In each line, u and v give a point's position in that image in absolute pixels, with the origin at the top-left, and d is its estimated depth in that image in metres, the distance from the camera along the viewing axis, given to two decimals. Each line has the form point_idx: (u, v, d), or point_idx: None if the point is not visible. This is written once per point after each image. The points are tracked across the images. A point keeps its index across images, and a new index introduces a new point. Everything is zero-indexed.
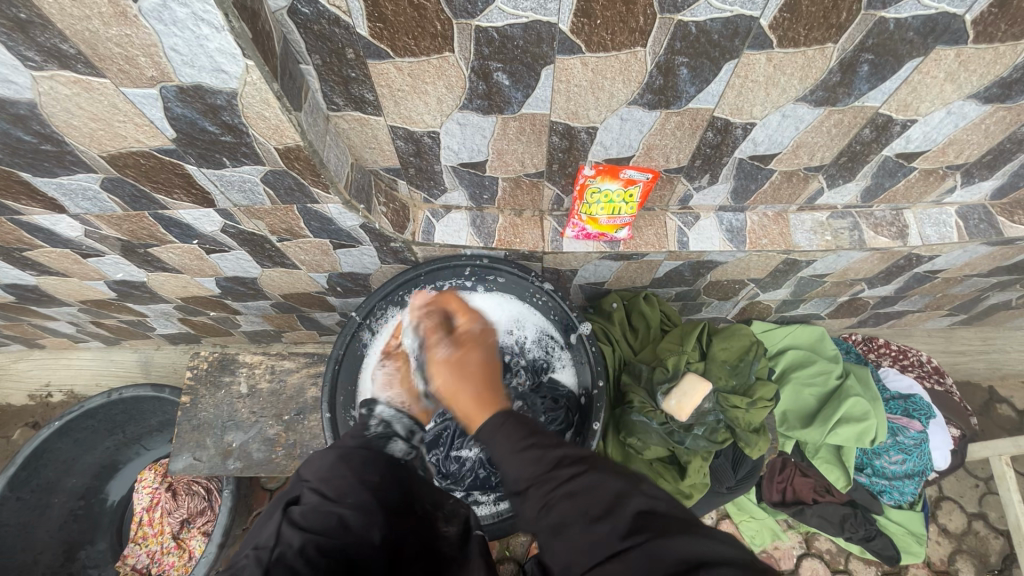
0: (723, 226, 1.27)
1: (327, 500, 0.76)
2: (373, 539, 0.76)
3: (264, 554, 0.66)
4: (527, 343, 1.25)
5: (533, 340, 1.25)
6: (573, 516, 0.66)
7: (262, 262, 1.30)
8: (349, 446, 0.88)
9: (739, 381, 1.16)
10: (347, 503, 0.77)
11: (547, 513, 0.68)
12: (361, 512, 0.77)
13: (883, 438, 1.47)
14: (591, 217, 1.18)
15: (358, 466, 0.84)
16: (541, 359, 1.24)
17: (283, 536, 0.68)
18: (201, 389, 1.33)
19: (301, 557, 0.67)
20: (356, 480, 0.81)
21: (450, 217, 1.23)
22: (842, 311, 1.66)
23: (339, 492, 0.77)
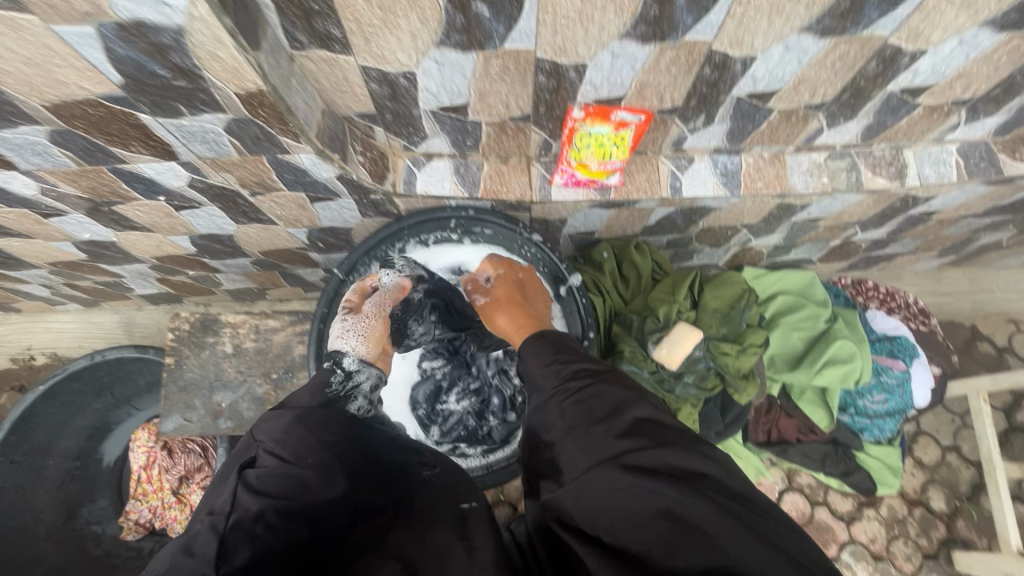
0: (717, 170, 1.22)
1: (284, 464, 0.78)
2: (332, 496, 0.81)
3: (219, 520, 0.69)
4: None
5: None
6: (581, 418, 0.79)
7: (236, 218, 1.24)
8: (309, 406, 0.90)
9: (730, 329, 1.15)
10: (306, 463, 0.81)
11: (572, 409, 0.81)
12: (322, 473, 0.81)
13: (867, 379, 1.51)
14: (581, 163, 1.12)
15: (314, 428, 0.86)
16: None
17: (240, 502, 0.71)
18: (185, 350, 1.30)
19: (258, 521, 0.71)
20: (316, 440, 0.84)
21: (431, 165, 1.16)
22: (833, 255, 1.65)
23: (297, 454, 0.80)
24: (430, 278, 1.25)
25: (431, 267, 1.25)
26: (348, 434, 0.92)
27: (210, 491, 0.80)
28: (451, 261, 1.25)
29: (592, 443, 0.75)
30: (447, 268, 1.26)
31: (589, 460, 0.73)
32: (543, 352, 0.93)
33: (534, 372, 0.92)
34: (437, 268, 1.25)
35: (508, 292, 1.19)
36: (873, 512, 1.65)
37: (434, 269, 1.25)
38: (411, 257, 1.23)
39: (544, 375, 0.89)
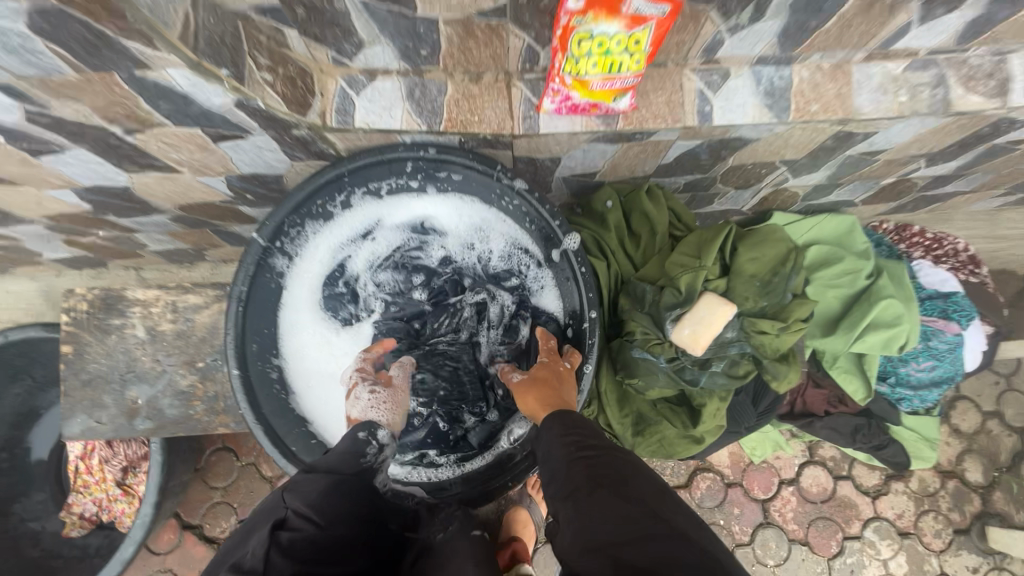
0: (760, 87, 0.91)
1: (320, 531, 0.67)
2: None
3: None
4: (492, 260, 1.03)
5: (498, 255, 1.02)
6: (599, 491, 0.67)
7: (123, 166, 0.93)
8: (343, 468, 0.77)
9: (771, 302, 0.88)
10: (338, 534, 0.69)
11: (587, 477, 0.71)
12: (350, 552, 0.69)
13: (913, 344, 1.28)
14: (579, 80, 0.81)
15: (349, 496, 0.74)
16: (508, 278, 1.03)
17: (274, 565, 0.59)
18: (85, 335, 1.04)
19: None
20: (349, 510, 0.73)
21: (374, 86, 0.85)
22: (881, 196, 1.37)
23: (331, 521, 0.69)
24: (385, 239, 1.02)
25: (385, 225, 1.00)
26: (377, 512, 0.78)
27: (222, 556, 0.65)
28: (410, 218, 1.01)
29: (603, 519, 0.64)
30: (406, 227, 1.02)
31: (596, 534, 0.63)
32: (562, 428, 0.79)
33: (550, 446, 0.79)
34: (394, 228, 1.01)
35: (546, 377, 0.89)
36: (901, 485, 1.49)
37: (390, 228, 1.01)
38: (359, 213, 0.96)
39: (563, 448, 0.77)
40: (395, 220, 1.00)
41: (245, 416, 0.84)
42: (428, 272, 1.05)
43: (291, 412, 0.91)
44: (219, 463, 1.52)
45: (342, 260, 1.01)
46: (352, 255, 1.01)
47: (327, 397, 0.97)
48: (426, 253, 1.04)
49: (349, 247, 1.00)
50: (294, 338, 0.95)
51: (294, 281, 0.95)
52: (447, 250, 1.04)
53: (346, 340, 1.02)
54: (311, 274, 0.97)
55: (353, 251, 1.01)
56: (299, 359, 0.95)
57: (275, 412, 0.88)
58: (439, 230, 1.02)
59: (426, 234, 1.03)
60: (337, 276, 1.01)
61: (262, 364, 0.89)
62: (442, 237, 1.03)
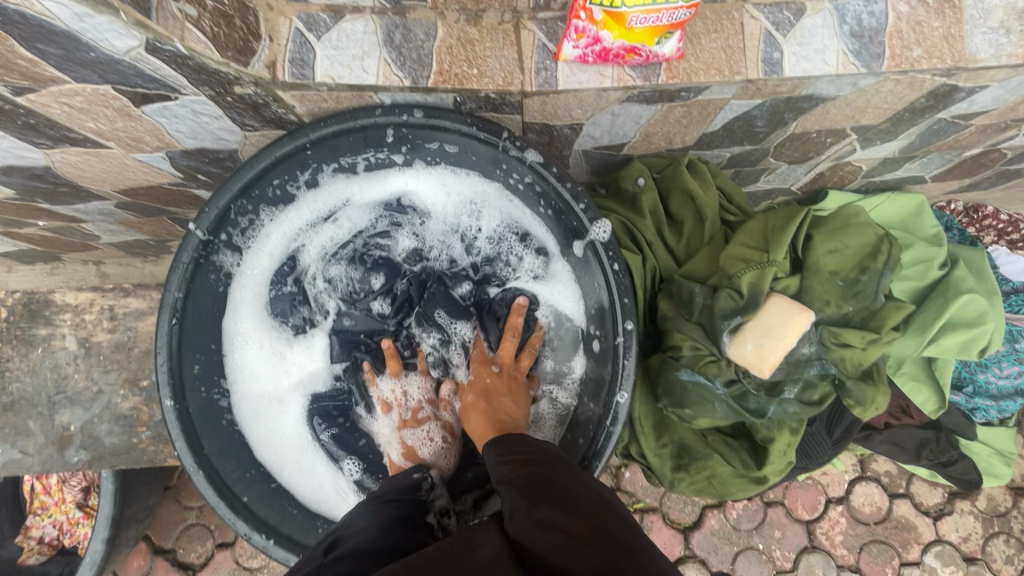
0: (845, 26, 0.70)
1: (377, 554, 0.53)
2: None
3: None
4: (478, 242, 0.80)
5: (487, 236, 0.80)
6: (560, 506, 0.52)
7: (31, 139, 0.74)
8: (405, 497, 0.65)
9: (858, 307, 0.69)
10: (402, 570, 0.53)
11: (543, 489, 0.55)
12: None
13: (997, 346, 1.07)
14: (611, 13, 0.60)
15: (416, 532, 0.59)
16: (501, 268, 0.80)
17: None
18: (6, 349, 0.86)
19: None
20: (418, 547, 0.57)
21: (341, 28, 0.65)
22: (958, 171, 1.15)
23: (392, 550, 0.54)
24: (347, 221, 0.79)
25: (355, 205, 0.78)
26: None
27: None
28: (384, 195, 0.78)
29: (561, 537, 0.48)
30: (378, 206, 0.79)
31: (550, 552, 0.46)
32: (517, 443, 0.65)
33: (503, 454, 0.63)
34: (361, 206, 0.78)
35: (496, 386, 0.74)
36: (966, 504, 1.31)
37: (354, 208, 0.78)
38: (324, 192, 0.76)
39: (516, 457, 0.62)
40: (364, 198, 0.78)
41: (182, 459, 0.67)
42: (399, 267, 0.80)
43: (243, 449, 0.73)
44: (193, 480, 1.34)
45: (293, 250, 0.78)
46: (305, 242, 0.78)
47: (285, 428, 0.77)
48: (396, 240, 0.80)
49: (300, 233, 0.77)
50: (242, 356, 0.75)
51: (244, 283, 0.75)
52: (423, 238, 0.80)
53: (298, 354, 0.79)
54: (261, 272, 0.76)
55: (306, 238, 0.78)
56: (249, 381, 0.76)
57: (221, 453, 0.71)
58: (420, 207, 0.79)
59: (400, 214, 0.80)
60: (288, 272, 0.78)
61: (206, 391, 0.72)
62: (421, 216, 0.79)
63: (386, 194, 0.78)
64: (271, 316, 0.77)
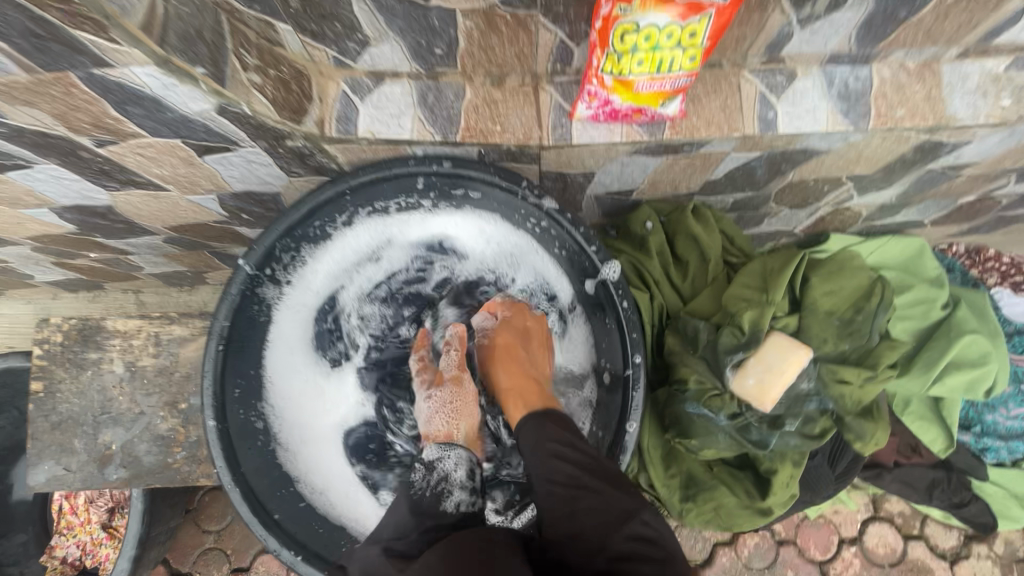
0: (832, 89, 0.77)
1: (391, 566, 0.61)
2: None
3: None
4: (508, 288, 0.88)
5: (517, 285, 0.88)
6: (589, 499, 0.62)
7: (100, 183, 0.83)
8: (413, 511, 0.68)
9: (854, 345, 0.74)
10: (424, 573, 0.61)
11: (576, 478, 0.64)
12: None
13: (1002, 386, 1.10)
14: (621, 81, 0.69)
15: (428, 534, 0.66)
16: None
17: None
18: (59, 371, 0.93)
19: None
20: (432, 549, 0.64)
21: (381, 90, 0.73)
22: (956, 216, 1.20)
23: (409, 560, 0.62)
24: (386, 264, 0.87)
25: (394, 247, 0.86)
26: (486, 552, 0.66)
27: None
28: (417, 239, 0.87)
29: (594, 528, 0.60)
30: (412, 248, 0.87)
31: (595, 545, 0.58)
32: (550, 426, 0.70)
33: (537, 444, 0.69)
34: (398, 250, 0.87)
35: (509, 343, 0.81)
36: (982, 547, 1.30)
37: (392, 252, 0.87)
38: (364, 235, 0.84)
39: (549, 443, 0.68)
40: (399, 240, 0.86)
41: (220, 477, 0.72)
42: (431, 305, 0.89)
43: (275, 470, 0.78)
44: (214, 503, 1.36)
45: (335, 288, 0.86)
46: (345, 281, 0.86)
47: (319, 456, 0.82)
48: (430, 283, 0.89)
49: (342, 274, 0.85)
50: (282, 384, 0.81)
51: (286, 314, 0.82)
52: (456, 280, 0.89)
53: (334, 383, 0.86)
54: (304, 306, 0.84)
55: (348, 278, 0.86)
56: (287, 407, 0.82)
57: (256, 472, 0.76)
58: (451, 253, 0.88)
59: (432, 260, 0.88)
60: (328, 310, 0.86)
61: (244, 414, 0.77)
62: (451, 262, 0.88)
63: (419, 239, 0.87)
64: (313, 349, 0.85)
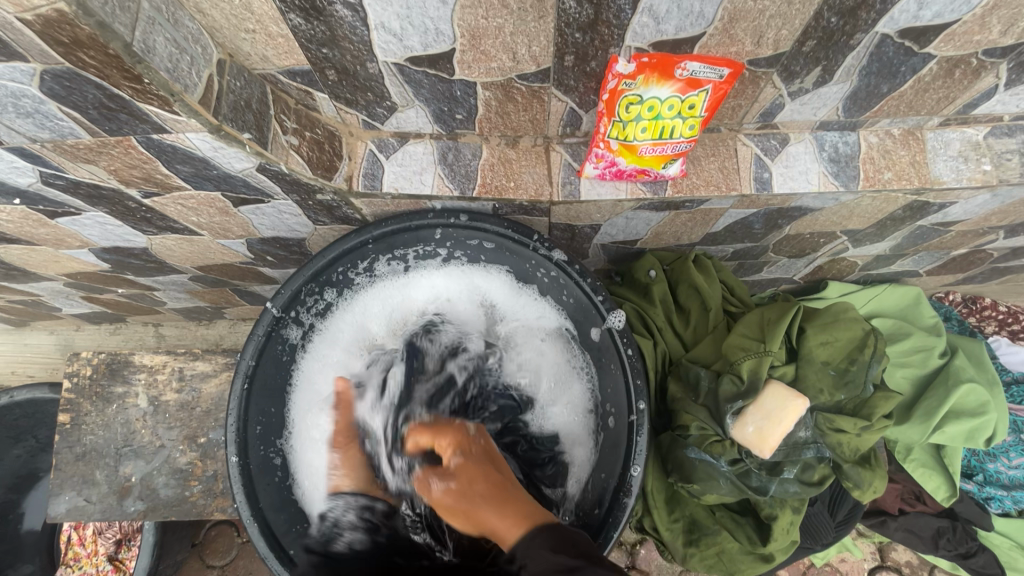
0: (823, 153, 0.83)
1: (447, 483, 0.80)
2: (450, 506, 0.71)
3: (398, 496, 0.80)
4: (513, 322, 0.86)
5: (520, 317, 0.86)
6: None
7: (140, 228, 0.89)
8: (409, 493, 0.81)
9: (849, 395, 0.77)
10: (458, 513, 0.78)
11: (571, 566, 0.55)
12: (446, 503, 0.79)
13: (1002, 436, 1.10)
14: (626, 145, 0.75)
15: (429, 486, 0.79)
16: (533, 347, 0.86)
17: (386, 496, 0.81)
18: (85, 404, 0.97)
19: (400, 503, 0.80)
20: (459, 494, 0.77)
21: (406, 150, 0.80)
22: (951, 266, 1.24)
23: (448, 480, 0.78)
24: (398, 329, 0.87)
25: (398, 303, 0.87)
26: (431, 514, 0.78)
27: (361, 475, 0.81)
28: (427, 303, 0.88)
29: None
30: (419, 309, 0.88)
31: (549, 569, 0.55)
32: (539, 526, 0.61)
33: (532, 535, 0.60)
34: (409, 318, 0.87)
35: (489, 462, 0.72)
36: None
37: (404, 316, 0.88)
38: (374, 294, 0.86)
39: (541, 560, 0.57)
40: (408, 301, 0.87)
41: (240, 510, 0.77)
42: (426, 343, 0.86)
43: (290, 505, 0.80)
44: (220, 537, 1.35)
45: (350, 354, 0.86)
46: (351, 335, 0.86)
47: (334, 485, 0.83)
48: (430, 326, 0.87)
49: (349, 328, 0.86)
50: (302, 432, 0.83)
51: (306, 360, 0.84)
52: (458, 322, 0.87)
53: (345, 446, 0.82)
54: (314, 359, 0.85)
55: (354, 331, 0.86)
56: (306, 454, 0.83)
57: (273, 506, 0.79)
58: (459, 312, 0.87)
59: (442, 321, 0.87)
60: (338, 367, 0.86)
61: (264, 450, 0.81)
62: (462, 318, 0.87)
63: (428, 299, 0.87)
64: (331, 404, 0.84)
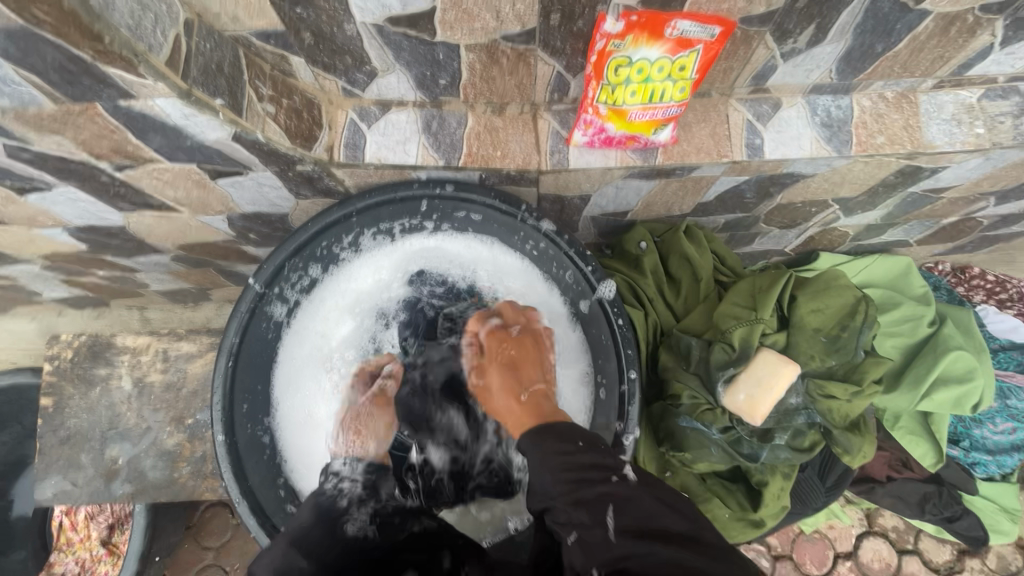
0: (816, 118, 0.82)
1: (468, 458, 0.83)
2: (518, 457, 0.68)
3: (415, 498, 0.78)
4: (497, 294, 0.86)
5: (506, 291, 0.85)
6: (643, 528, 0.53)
7: (115, 205, 0.86)
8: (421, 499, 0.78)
9: (841, 361, 0.77)
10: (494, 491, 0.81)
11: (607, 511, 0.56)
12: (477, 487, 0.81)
13: (988, 402, 1.12)
14: (615, 111, 0.73)
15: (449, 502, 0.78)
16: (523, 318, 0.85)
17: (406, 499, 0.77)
18: (68, 387, 0.95)
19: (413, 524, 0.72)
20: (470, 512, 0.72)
21: (388, 118, 0.77)
22: (940, 235, 1.24)
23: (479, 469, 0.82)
24: (394, 295, 0.86)
25: (386, 271, 0.85)
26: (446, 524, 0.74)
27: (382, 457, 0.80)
28: (425, 266, 0.86)
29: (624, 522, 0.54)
30: (407, 275, 0.86)
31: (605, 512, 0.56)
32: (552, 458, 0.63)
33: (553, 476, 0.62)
34: (405, 288, 0.86)
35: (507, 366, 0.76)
36: (975, 562, 1.32)
37: (398, 286, 0.86)
38: (363, 266, 0.84)
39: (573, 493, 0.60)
40: (404, 268, 0.86)
41: (228, 489, 0.76)
42: (416, 305, 0.87)
43: (281, 483, 0.79)
44: (214, 519, 1.34)
45: (345, 324, 0.85)
46: (340, 302, 0.85)
47: (313, 445, 0.82)
48: (418, 291, 0.87)
49: (335, 295, 0.84)
50: (291, 409, 0.82)
51: (292, 338, 0.83)
52: (448, 284, 0.86)
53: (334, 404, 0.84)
54: (299, 331, 0.83)
55: (341, 299, 0.85)
56: (295, 432, 0.82)
57: (262, 484, 0.78)
58: (456, 284, 0.86)
59: (432, 286, 0.86)
60: (322, 337, 0.84)
61: (252, 428, 0.79)
62: (466, 285, 0.86)
63: (427, 263, 0.86)
64: (325, 375, 0.84)
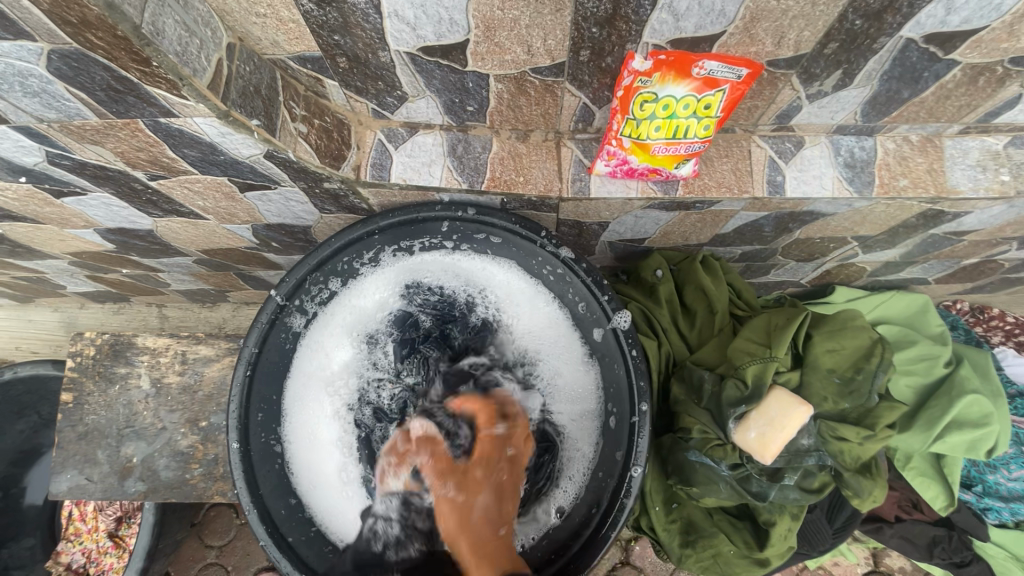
0: (838, 158, 0.82)
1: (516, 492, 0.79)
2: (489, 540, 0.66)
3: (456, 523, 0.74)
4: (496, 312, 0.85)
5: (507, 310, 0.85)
6: None
7: (145, 210, 0.88)
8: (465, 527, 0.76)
9: (854, 404, 0.76)
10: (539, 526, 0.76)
11: None
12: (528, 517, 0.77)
13: (1004, 448, 1.10)
14: (639, 144, 0.74)
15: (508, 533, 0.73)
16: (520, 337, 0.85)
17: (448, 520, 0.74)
18: (88, 384, 0.97)
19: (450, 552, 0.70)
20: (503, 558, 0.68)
21: (415, 140, 0.79)
22: (961, 274, 1.23)
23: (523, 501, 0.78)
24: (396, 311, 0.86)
25: (389, 287, 0.85)
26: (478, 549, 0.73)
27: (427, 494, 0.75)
28: (430, 283, 0.86)
29: None
30: (408, 291, 0.86)
31: None
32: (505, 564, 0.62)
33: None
34: (406, 303, 0.86)
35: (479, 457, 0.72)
36: None
37: (399, 301, 0.86)
38: (374, 281, 0.85)
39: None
40: (407, 286, 0.85)
41: (240, 497, 0.77)
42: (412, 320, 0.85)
43: (291, 493, 0.81)
44: (218, 518, 1.36)
45: (345, 338, 0.85)
46: (344, 316, 0.85)
47: (321, 461, 0.82)
48: (416, 306, 0.86)
49: (341, 309, 0.85)
50: (298, 423, 0.83)
51: (305, 349, 0.84)
52: (448, 301, 0.86)
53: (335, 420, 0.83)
54: (310, 342, 0.84)
55: (346, 314, 0.85)
56: (303, 445, 0.82)
57: (274, 494, 0.80)
58: (457, 300, 0.85)
59: (430, 303, 0.85)
60: (328, 351, 0.84)
61: (266, 436, 0.81)
62: (466, 303, 0.85)
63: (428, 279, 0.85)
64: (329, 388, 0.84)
